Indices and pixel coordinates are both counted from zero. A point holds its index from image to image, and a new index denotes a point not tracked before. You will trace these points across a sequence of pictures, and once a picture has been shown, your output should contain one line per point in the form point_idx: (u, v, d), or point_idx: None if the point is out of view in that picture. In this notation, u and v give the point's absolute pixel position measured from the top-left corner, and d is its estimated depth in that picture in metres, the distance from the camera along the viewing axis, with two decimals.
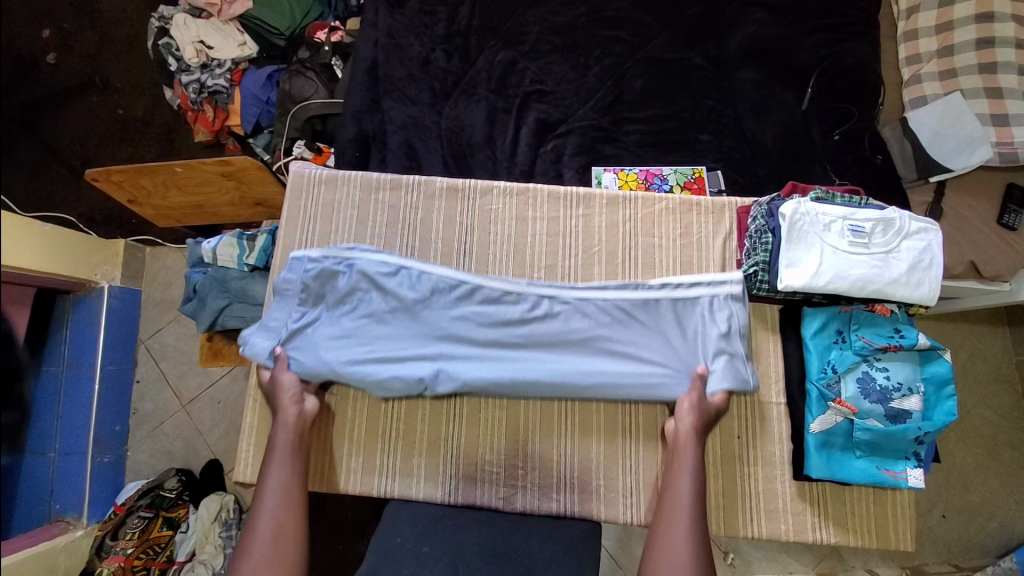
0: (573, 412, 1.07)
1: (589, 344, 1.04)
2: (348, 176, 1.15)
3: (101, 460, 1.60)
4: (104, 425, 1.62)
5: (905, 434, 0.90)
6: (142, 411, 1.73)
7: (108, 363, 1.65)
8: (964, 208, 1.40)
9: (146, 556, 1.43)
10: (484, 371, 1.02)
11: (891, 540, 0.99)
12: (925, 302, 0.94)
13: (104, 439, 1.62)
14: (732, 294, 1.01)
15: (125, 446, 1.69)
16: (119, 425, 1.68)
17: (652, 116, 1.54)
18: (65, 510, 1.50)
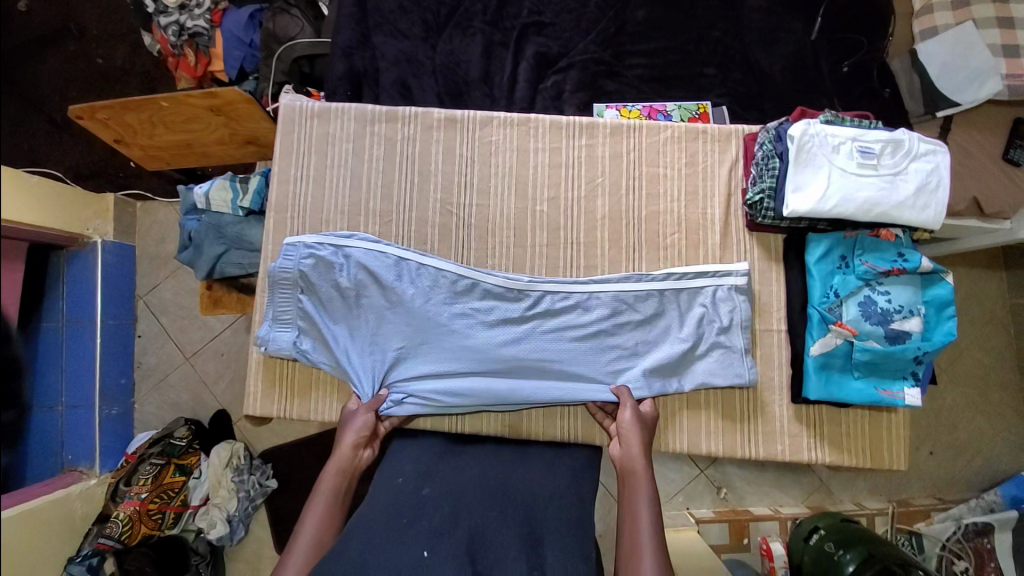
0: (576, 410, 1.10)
1: (592, 340, 1.03)
2: (341, 108, 1.11)
3: (109, 412, 1.61)
4: (109, 379, 1.63)
5: (905, 354, 0.92)
6: (146, 365, 1.74)
7: (109, 318, 1.64)
8: (970, 143, 1.37)
9: (161, 500, 1.45)
10: (487, 371, 1.03)
11: (885, 459, 1.03)
12: (930, 225, 0.94)
13: (110, 392, 1.63)
14: (736, 286, 1.01)
15: (132, 400, 1.70)
16: (124, 379, 1.69)
17: (656, 49, 1.49)
18: (77, 460, 1.52)
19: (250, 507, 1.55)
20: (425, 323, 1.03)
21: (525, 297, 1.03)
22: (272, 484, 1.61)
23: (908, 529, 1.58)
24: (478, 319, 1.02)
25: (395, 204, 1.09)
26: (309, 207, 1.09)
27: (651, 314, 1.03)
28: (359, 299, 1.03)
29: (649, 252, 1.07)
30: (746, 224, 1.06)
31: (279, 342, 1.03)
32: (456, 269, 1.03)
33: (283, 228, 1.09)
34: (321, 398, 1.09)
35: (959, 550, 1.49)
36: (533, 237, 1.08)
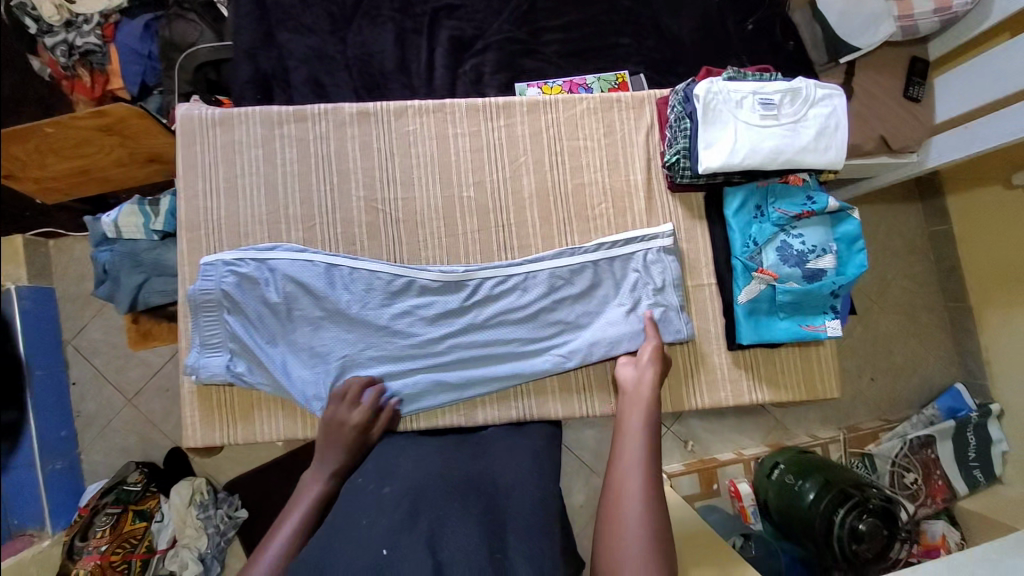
0: (528, 390, 1.07)
1: (534, 320, 1.04)
2: (245, 113, 1.06)
3: (54, 467, 1.51)
4: (48, 432, 1.52)
5: (821, 290, 0.98)
6: (85, 413, 1.63)
7: (37, 368, 1.53)
8: (870, 85, 1.45)
9: (124, 550, 1.39)
10: (436, 366, 1.03)
11: (819, 389, 1.10)
12: (832, 166, 0.99)
13: (51, 446, 1.52)
14: (663, 248, 1.04)
15: (78, 450, 1.61)
16: (64, 430, 1.58)
17: (569, 23, 1.49)
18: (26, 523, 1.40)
19: (222, 542, 1.48)
20: (365, 327, 1.01)
21: (464, 288, 1.03)
22: (241, 515, 1.54)
23: (859, 452, 1.69)
24: (419, 316, 1.01)
25: (317, 206, 1.05)
26: (226, 221, 1.04)
27: (585, 287, 1.05)
28: (291, 313, 1.00)
29: (579, 224, 1.08)
30: (668, 186, 1.09)
31: (210, 368, 0.99)
32: (390, 269, 1.02)
33: (201, 246, 1.04)
34: (265, 417, 1.06)
35: (907, 463, 1.62)
36: (464, 223, 1.07)
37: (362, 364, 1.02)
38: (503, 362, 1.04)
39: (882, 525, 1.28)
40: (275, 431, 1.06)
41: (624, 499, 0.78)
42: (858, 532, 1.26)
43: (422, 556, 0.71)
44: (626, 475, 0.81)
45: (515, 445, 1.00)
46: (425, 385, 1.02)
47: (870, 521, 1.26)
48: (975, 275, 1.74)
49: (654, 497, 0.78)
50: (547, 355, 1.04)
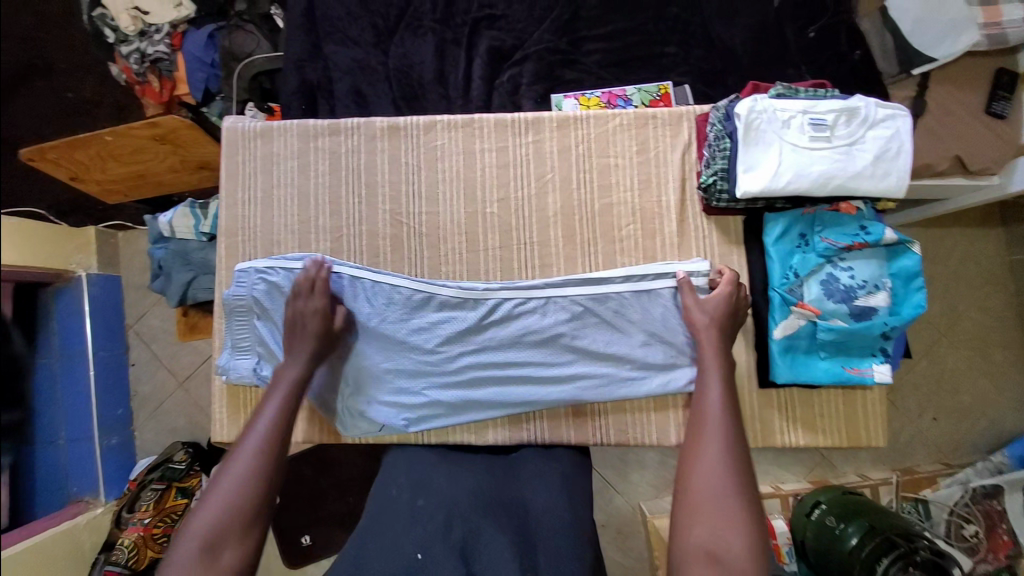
0: (542, 416, 1.05)
1: (552, 344, 1.01)
2: (283, 126, 1.10)
3: (109, 442, 1.62)
4: (106, 410, 1.64)
5: (871, 330, 0.88)
6: (141, 394, 1.74)
7: (99, 349, 1.65)
8: (946, 99, 1.32)
9: (164, 524, 1.49)
10: (449, 382, 1.02)
11: (862, 437, 1.00)
12: (892, 193, 0.89)
13: (108, 422, 1.64)
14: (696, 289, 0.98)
15: (130, 428, 1.71)
16: (121, 409, 1.70)
17: (612, 32, 1.44)
18: (81, 492, 1.56)
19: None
20: (384, 340, 1.01)
21: (483, 306, 1.01)
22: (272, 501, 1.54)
23: (913, 497, 1.56)
24: (438, 331, 1.01)
25: (344, 218, 1.07)
26: (260, 229, 1.09)
27: (609, 317, 1.00)
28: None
29: (605, 243, 1.04)
30: (703, 209, 1.02)
31: (237, 371, 1.04)
32: (409, 283, 1.02)
33: (236, 250, 1.09)
34: (286, 420, 1.10)
35: (967, 513, 1.45)
36: (485, 240, 1.06)
37: (379, 378, 1.02)
38: (519, 386, 1.02)
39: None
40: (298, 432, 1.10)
41: (704, 461, 0.77)
42: None
43: (455, 566, 0.75)
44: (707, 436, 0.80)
45: (522, 467, 0.97)
46: (438, 402, 1.02)
47: None
48: None
49: (736, 453, 0.78)
50: (566, 384, 1.01)
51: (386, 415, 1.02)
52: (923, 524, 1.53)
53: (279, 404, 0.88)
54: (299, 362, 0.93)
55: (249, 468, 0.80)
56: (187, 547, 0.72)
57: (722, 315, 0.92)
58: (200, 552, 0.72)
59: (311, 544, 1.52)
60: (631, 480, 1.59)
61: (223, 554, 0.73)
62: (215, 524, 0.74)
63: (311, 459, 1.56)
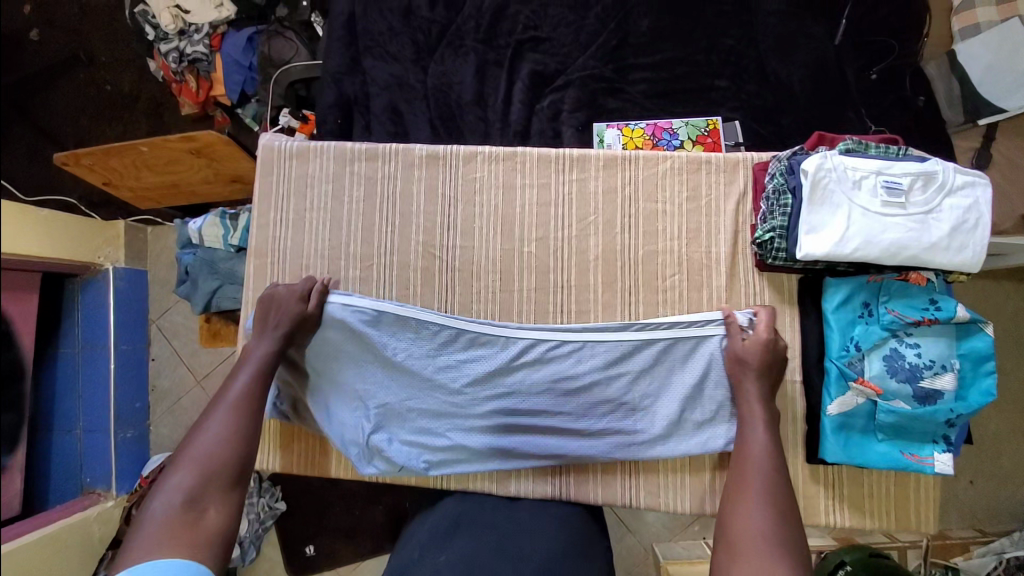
0: (569, 469, 0.99)
1: (585, 394, 0.95)
2: (320, 147, 1.06)
3: (125, 435, 1.57)
4: (124, 402, 1.58)
5: (935, 416, 0.81)
6: (159, 389, 1.70)
7: (122, 343, 1.59)
8: (1017, 154, 1.24)
9: None
10: (472, 426, 0.97)
11: (911, 523, 0.93)
12: (968, 269, 0.82)
13: (126, 415, 1.59)
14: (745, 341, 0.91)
15: (147, 422, 1.66)
16: (139, 402, 1.64)
17: (661, 61, 1.38)
18: (95, 482, 1.49)
19: (261, 530, 1.42)
20: (408, 376, 0.97)
21: (514, 348, 0.95)
22: (281, 507, 1.47)
23: (942, 564, 1.46)
24: (465, 370, 0.96)
25: (376, 247, 1.03)
26: (288, 251, 1.05)
27: (650, 365, 0.94)
28: (338, 356, 0.98)
29: (647, 293, 0.99)
30: (756, 265, 0.96)
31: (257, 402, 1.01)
32: (441, 320, 0.96)
33: (263, 271, 1.05)
34: (299, 449, 1.05)
35: None
36: (520, 280, 1.01)
37: (400, 416, 0.98)
38: (547, 437, 0.96)
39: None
40: (310, 463, 1.05)
41: (749, 507, 0.77)
42: None
43: None
44: (750, 484, 0.80)
45: (543, 528, 0.92)
46: (461, 446, 0.97)
47: None
48: None
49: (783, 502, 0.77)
50: (599, 437, 0.96)
51: (406, 456, 0.97)
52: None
53: (250, 374, 0.88)
54: (267, 335, 0.92)
55: (230, 420, 0.82)
56: (167, 502, 0.71)
57: (764, 362, 0.88)
58: (182, 507, 0.71)
59: (315, 554, 1.48)
60: (647, 521, 1.52)
61: (208, 511, 0.72)
62: (197, 481, 0.74)
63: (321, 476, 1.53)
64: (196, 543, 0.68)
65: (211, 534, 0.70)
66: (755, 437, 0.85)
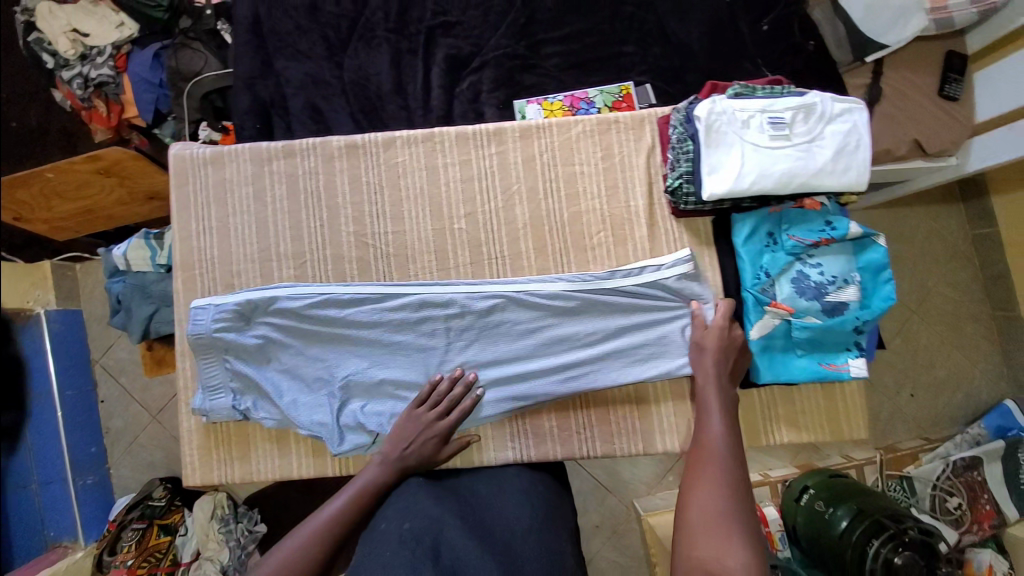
0: (531, 415, 1.02)
1: (543, 338, 0.99)
2: (234, 150, 1.05)
3: (84, 482, 1.51)
4: (77, 449, 1.52)
5: (843, 326, 0.89)
6: (114, 430, 1.62)
7: (66, 389, 1.52)
8: (904, 85, 1.37)
9: (149, 564, 1.37)
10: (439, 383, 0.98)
11: (845, 430, 1.00)
12: (854, 188, 0.90)
13: (80, 462, 1.52)
14: (683, 274, 0.96)
15: (106, 465, 1.59)
16: (94, 446, 1.58)
17: (570, 33, 1.42)
18: (60, 536, 1.44)
19: (244, 555, 1.38)
20: (366, 346, 0.98)
21: (466, 304, 0.98)
22: (262, 529, 1.44)
23: (897, 474, 1.61)
24: (416, 330, 0.98)
25: (307, 243, 1.03)
26: (217, 260, 1.03)
27: (599, 306, 0.98)
28: (293, 339, 0.98)
29: (577, 253, 1.02)
30: (671, 212, 1.01)
31: (213, 409, 0.98)
32: (393, 288, 0.98)
33: (193, 285, 1.03)
34: (260, 456, 1.02)
35: (950, 487, 1.54)
36: (455, 256, 1.03)
37: (367, 389, 0.98)
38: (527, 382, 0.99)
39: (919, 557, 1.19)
40: (268, 470, 1.02)
41: (703, 490, 0.78)
42: (892, 565, 1.18)
43: None
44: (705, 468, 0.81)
45: (512, 494, 0.90)
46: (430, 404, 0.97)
47: (906, 555, 1.17)
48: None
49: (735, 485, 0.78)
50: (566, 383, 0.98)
51: (376, 422, 0.96)
52: (909, 501, 1.58)
53: (350, 495, 0.89)
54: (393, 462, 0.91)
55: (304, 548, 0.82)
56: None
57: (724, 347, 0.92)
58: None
59: None
60: (624, 478, 1.58)
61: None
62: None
63: (298, 486, 1.51)
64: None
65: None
66: (712, 425, 0.86)
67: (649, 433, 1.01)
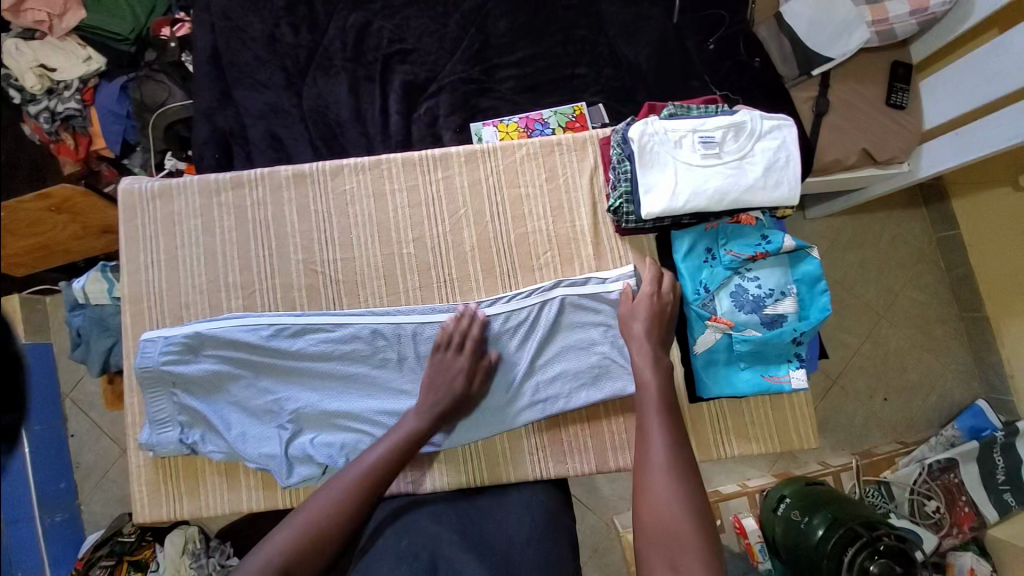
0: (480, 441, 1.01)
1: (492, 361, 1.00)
2: (182, 184, 1.06)
3: (52, 520, 1.46)
4: (46, 485, 1.47)
5: (781, 338, 0.91)
6: (84, 465, 1.58)
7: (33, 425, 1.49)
8: (850, 95, 1.39)
9: None
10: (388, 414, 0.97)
11: (794, 441, 1.02)
12: (787, 202, 0.92)
13: (49, 500, 1.47)
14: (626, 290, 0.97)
15: (77, 501, 1.55)
16: (64, 482, 1.53)
17: (524, 58, 1.45)
18: None
19: None
20: (317, 376, 0.98)
21: (416, 332, 0.99)
22: (235, 563, 1.39)
23: (875, 480, 1.60)
24: (367, 359, 0.98)
25: (256, 272, 1.04)
26: (165, 292, 1.04)
27: (547, 327, 1.00)
28: (243, 371, 0.98)
29: (524, 274, 1.04)
30: (616, 231, 1.03)
31: (159, 445, 0.97)
32: (342, 317, 0.99)
33: (140, 318, 1.04)
34: (209, 490, 1.01)
35: (928, 491, 1.54)
36: (404, 281, 1.04)
37: (316, 421, 0.98)
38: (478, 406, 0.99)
39: (895, 565, 1.17)
40: (219, 504, 1.01)
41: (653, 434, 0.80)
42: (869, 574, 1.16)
43: None
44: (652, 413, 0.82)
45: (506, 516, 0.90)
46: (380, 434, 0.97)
47: (882, 563, 1.16)
48: (989, 285, 1.66)
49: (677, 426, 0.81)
50: (515, 406, 0.99)
51: (325, 454, 0.95)
52: (888, 506, 1.58)
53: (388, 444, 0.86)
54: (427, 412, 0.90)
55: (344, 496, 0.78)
56: (265, 559, 0.69)
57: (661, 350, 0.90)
58: (276, 570, 0.69)
59: None
60: (603, 494, 1.55)
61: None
62: (295, 550, 0.71)
63: (269, 516, 1.47)
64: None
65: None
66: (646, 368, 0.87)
67: (599, 450, 1.02)
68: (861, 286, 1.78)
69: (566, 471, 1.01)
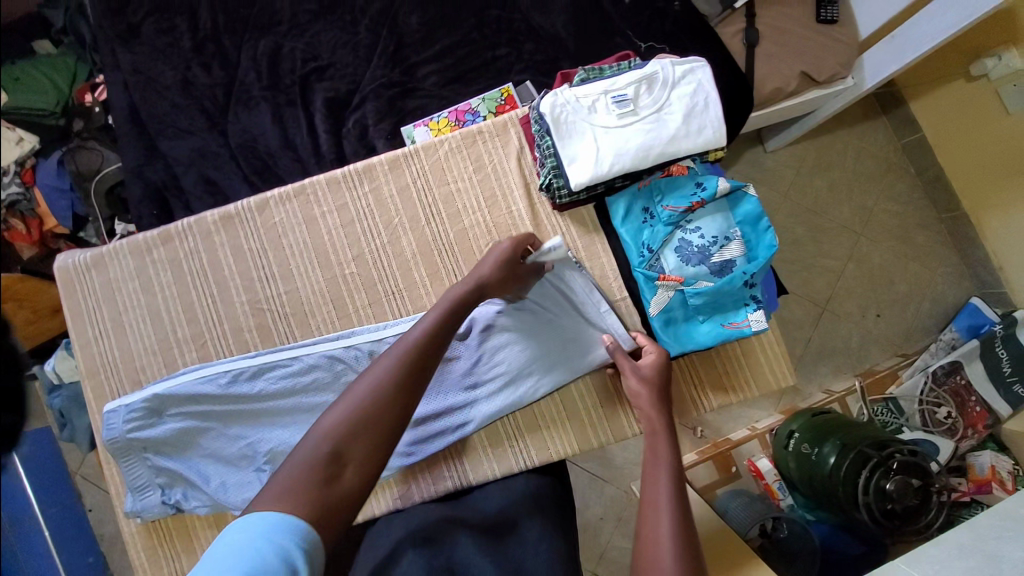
0: (458, 446, 1.00)
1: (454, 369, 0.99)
2: (113, 249, 1.05)
3: None
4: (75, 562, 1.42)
5: (733, 283, 0.89)
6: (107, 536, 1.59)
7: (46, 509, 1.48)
8: (775, 20, 1.35)
9: None
10: None
11: (770, 381, 1.01)
12: (714, 145, 0.90)
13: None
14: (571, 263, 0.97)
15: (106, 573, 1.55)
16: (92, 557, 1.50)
17: (442, 49, 1.42)
18: None
19: None
20: (283, 415, 0.97)
21: (372, 351, 0.97)
22: None
23: (881, 397, 1.58)
24: (330, 387, 0.97)
25: (203, 323, 1.03)
26: (119, 361, 1.03)
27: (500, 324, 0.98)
28: (210, 423, 0.97)
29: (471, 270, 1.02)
30: (554, 208, 1.01)
31: (143, 511, 0.97)
32: (297, 350, 0.98)
33: (101, 391, 1.03)
34: (204, 544, 1.01)
35: (935, 398, 1.52)
36: (353, 301, 1.02)
37: None
38: (448, 415, 0.98)
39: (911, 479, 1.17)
40: None
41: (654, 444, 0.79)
42: (886, 493, 1.16)
43: None
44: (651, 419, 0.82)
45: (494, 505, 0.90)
46: None
47: (898, 480, 1.15)
48: (963, 180, 1.63)
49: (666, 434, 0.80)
50: (489, 402, 0.98)
51: None
52: (899, 421, 1.55)
53: (435, 316, 0.77)
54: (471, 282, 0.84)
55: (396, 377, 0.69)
56: (322, 444, 0.62)
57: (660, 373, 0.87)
58: (330, 456, 0.62)
59: None
60: (615, 464, 1.55)
61: (350, 470, 0.62)
62: (348, 429, 0.64)
63: None
64: (326, 506, 0.58)
65: (348, 500, 0.60)
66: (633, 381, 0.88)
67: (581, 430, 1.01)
68: (834, 208, 1.74)
69: (551, 455, 1.00)
